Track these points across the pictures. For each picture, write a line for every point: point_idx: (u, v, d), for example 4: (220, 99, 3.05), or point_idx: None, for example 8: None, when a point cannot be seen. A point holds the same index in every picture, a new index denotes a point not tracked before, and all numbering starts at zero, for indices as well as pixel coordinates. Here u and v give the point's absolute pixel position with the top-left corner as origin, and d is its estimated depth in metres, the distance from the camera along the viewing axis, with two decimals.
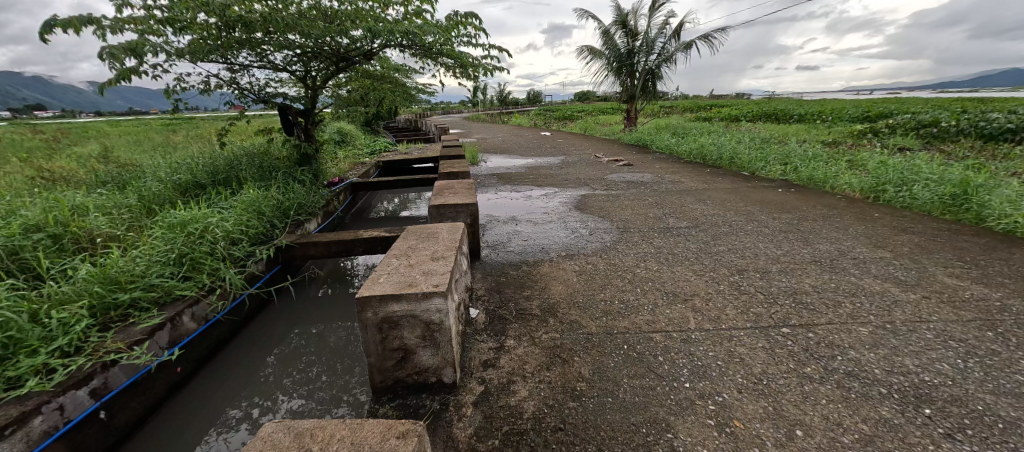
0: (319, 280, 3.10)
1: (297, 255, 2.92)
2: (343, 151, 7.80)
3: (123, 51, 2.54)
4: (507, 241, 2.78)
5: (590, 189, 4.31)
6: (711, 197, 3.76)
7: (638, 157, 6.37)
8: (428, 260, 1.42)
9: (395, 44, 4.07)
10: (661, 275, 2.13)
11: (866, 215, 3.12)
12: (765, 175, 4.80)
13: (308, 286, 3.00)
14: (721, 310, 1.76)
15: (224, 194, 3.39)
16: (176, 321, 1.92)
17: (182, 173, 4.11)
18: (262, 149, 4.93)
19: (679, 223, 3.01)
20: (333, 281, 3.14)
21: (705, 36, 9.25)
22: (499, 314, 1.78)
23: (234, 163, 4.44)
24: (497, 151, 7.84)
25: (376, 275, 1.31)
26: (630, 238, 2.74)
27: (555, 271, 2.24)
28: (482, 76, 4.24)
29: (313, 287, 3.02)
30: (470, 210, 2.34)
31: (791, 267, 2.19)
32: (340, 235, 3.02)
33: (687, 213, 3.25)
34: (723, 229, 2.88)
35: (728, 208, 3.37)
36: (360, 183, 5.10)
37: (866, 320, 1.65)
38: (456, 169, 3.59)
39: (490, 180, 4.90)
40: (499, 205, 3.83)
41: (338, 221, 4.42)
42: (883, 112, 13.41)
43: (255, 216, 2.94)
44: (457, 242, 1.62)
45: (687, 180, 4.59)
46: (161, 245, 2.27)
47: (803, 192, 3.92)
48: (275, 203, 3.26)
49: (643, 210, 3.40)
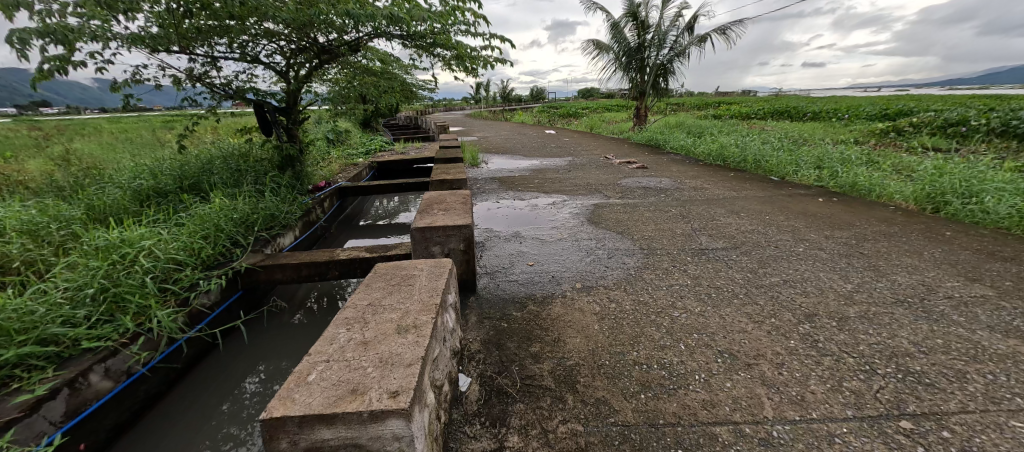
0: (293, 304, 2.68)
1: (261, 279, 2.47)
2: (336, 150, 7.35)
3: (37, 35, 2.10)
4: (509, 267, 2.29)
5: (603, 197, 3.83)
6: (744, 208, 3.28)
7: (651, 159, 5.88)
8: (392, 334, 0.95)
9: (383, 32, 3.59)
10: (708, 321, 1.66)
11: (936, 234, 2.62)
12: (797, 180, 4.31)
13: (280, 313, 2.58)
14: (801, 383, 1.28)
15: (182, 206, 2.94)
16: (78, 384, 1.46)
17: (145, 177, 3.67)
18: (241, 150, 4.48)
19: (714, 243, 2.53)
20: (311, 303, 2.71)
21: (720, 29, 8.72)
22: (499, 386, 1.31)
23: (207, 166, 3.99)
24: (499, 151, 7.36)
25: (307, 367, 0.85)
26: (659, 263, 2.26)
27: (569, 314, 1.76)
28: (482, 69, 3.75)
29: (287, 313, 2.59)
30: (463, 233, 1.87)
31: (875, 311, 1.71)
32: (312, 255, 2.56)
33: (721, 229, 2.77)
34: (770, 250, 2.40)
35: (767, 223, 2.88)
36: (348, 188, 4.64)
37: (1015, 406, 1.17)
38: (451, 175, 3.12)
39: (491, 186, 4.43)
40: (501, 216, 3.35)
41: (321, 232, 3.96)
42: (902, 111, 12.79)
43: (210, 234, 2.49)
44: (438, 296, 1.15)
45: (712, 186, 4.10)
46: (78, 278, 1.82)
47: (848, 202, 3.42)
48: (239, 216, 2.81)
49: (668, 225, 2.92)
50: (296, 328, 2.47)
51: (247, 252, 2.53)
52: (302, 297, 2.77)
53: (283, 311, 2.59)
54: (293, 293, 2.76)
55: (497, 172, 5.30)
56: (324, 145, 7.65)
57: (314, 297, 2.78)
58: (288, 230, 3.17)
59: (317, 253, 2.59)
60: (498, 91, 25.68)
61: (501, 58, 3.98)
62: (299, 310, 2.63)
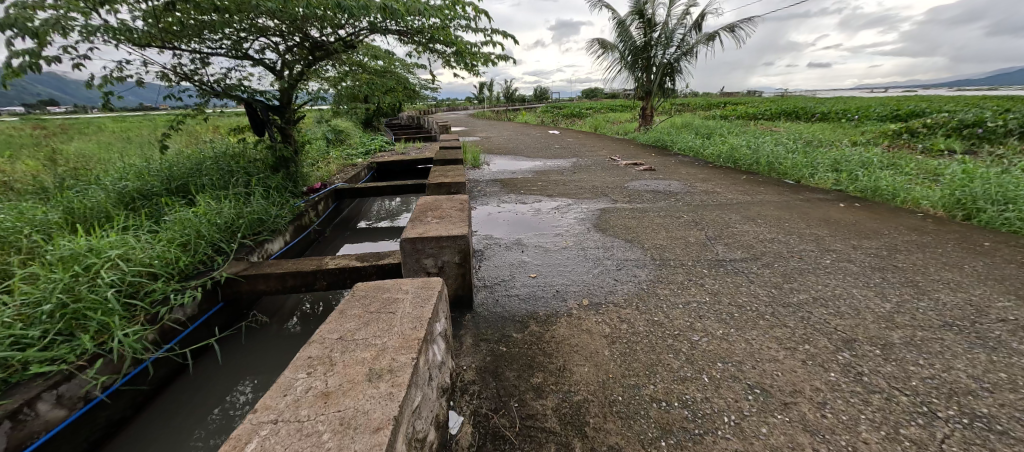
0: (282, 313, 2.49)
1: (243, 290, 2.30)
2: (335, 151, 7.20)
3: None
4: (509, 279, 2.11)
5: (610, 201, 3.63)
6: (761, 214, 3.08)
7: (659, 161, 5.68)
8: (360, 383, 0.77)
9: (379, 27, 3.42)
10: (734, 348, 1.47)
11: (974, 245, 2.41)
12: (814, 184, 4.11)
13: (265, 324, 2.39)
14: (850, 429, 1.09)
15: (164, 210, 2.78)
16: (22, 415, 1.29)
17: (131, 179, 3.52)
18: (234, 150, 4.32)
19: (731, 253, 2.33)
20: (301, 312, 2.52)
21: (729, 28, 8.49)
22: (495, 428, 1.13)
23: (197, 167, 3.84)
24: (501, 152, 7.18)
25: (248, 432, 0.67)
26: (673, 277, 2.07)
27: (576, 337, 1.57)
28: (482, 66, 3.56)
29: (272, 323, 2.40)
30: (458, 245, 1.69)
31: (922, 337, 1.51)
32: (298, 264, 2.39)
33: (738, 238, 2.58)
34: (793, 262, 2.20)
35: (788, 231, 2.68)
36: (344, 189, 4.47)
37: None
38: (449, 178, 2.94)
39: (493, 188, 4.25)
40: (501, 222, 3.17)
41: (314, 236, 3.79)
42: (914, 111, 12.49)
43: (189, 242, 2.33)
44: (423, 328, 0.97)
45: (724, 190, 3.91)
46: (36, 291, 1.66)
47: (872, 209, 3.22)
48: (223, 221, 2.66)
49: (681, 233, 2.73)
50: (284, 339, 2.29)
51: (229, 260, 2.38)
52: (290, 307, 2.58)
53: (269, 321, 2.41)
54: (279, 303, 2.57)
55: (499, 174, 5.12)
56: (324, 145, 7.50)
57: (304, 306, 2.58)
58: (276, 235, 3.00)
59: (304, 261, 2.42)
60: (502, 91, 25.51)
61: (503, 55, 3.80)
62: (286, 320, 2.45)
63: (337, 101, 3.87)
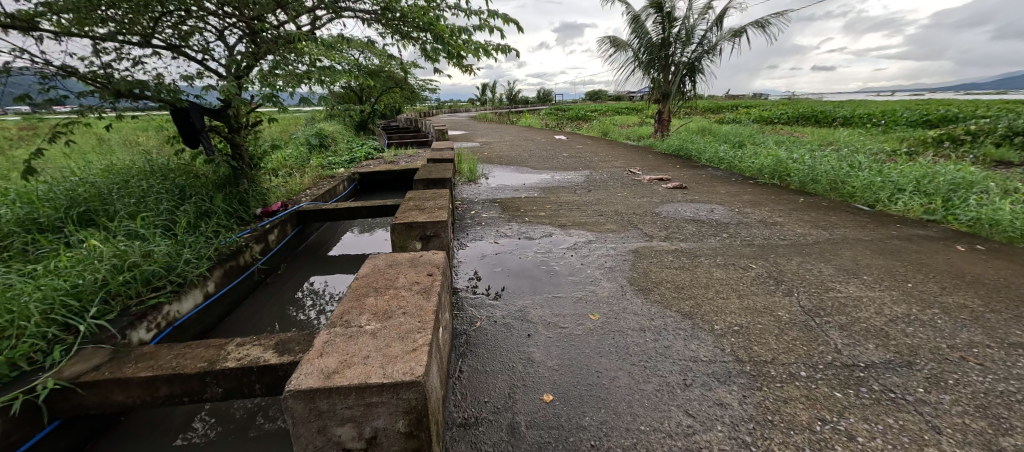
0: (233, 422, 1.67)
1: (92, 403, 1.47)
2: (317, 160, 6.40)
3: None
4: (505, 410, 1.24)
5: (642, 235, 2.78)
6: (860, 265, 2.21)
7: (687, 175, 4.83)
8: None
9: (344, 9, 2.60)
10: None
11: None
12: (896, 212, 3.28)
13: (212, 432, 1.64)
14: None
15: (18, 264, 1.96)
16: None
17: (18, 203, 2.70)
18: (172, 164, 3.51)
19: (859, 351, 1.48)
20: (256, 418, 1.68)
21: (757, 23, 7.62)
22: None
23: (115, 186, 3.03)
24: (503, 161, 6.34)
25: None
26: (790, 411, 1.20)
27: None
28: (478, 57, 2.69)
29: (204, 442, 1.59)
30: (401, 402, 0.84)
31: None
32: (182, 357, 1.56)
33: (854, 315, 1.72)
34: (978, 378, 1.33)
35: (921, 301, 1.82)
36: (308, 212, 3.70)
37: None
38: (425, 213, 2.10)
39: (490, 213, 3.40)
40: (498, 271, 2.32)
41: (259, 278, 2.97)
42: (948, 115, 11.45)
43: (7, 329, 1.51)
44: None
45: (786, 219, 3.05)
46: None
47: (1008, 256, 2.35)
48: (89, 283, 1.84)
49: (760, 298, 1.87)
50: None
51: (77, 351, 1.57)
52: (217, 412, 1.74)
53: (236, 419, 1.69)
54: (228, 407, 1.76)
55: (498, 191, 4.29)
56: (305, 154, 6.70)
57: (263, 412, 1.72)
58: (186, 292, 2.18)
59: (193, 353, 1.58)
60: (505, 93, 24.72)
61: (506, 46, 2.92)
62: (193, 439, 1.61)
63: (283, 110, 2.96)
